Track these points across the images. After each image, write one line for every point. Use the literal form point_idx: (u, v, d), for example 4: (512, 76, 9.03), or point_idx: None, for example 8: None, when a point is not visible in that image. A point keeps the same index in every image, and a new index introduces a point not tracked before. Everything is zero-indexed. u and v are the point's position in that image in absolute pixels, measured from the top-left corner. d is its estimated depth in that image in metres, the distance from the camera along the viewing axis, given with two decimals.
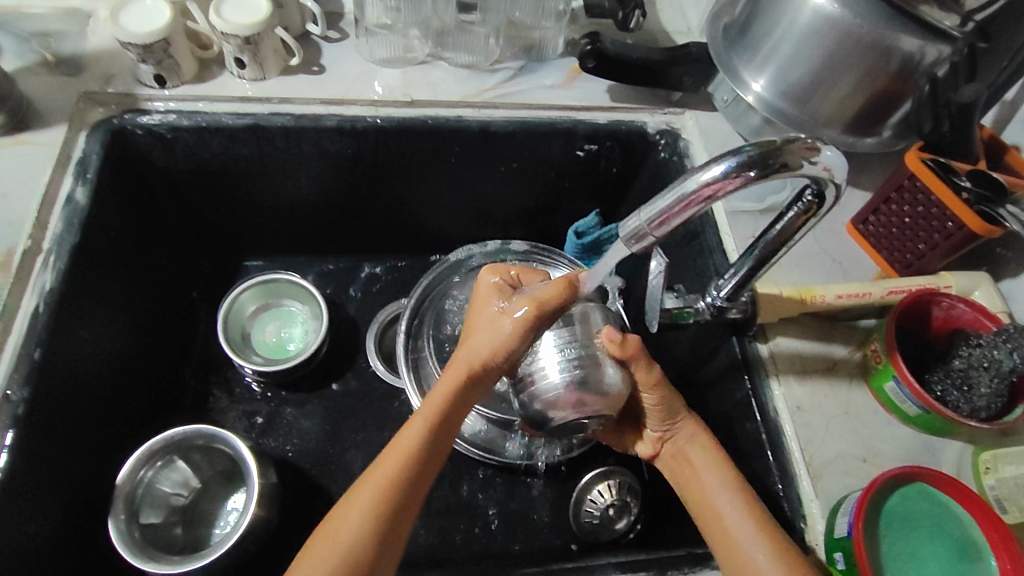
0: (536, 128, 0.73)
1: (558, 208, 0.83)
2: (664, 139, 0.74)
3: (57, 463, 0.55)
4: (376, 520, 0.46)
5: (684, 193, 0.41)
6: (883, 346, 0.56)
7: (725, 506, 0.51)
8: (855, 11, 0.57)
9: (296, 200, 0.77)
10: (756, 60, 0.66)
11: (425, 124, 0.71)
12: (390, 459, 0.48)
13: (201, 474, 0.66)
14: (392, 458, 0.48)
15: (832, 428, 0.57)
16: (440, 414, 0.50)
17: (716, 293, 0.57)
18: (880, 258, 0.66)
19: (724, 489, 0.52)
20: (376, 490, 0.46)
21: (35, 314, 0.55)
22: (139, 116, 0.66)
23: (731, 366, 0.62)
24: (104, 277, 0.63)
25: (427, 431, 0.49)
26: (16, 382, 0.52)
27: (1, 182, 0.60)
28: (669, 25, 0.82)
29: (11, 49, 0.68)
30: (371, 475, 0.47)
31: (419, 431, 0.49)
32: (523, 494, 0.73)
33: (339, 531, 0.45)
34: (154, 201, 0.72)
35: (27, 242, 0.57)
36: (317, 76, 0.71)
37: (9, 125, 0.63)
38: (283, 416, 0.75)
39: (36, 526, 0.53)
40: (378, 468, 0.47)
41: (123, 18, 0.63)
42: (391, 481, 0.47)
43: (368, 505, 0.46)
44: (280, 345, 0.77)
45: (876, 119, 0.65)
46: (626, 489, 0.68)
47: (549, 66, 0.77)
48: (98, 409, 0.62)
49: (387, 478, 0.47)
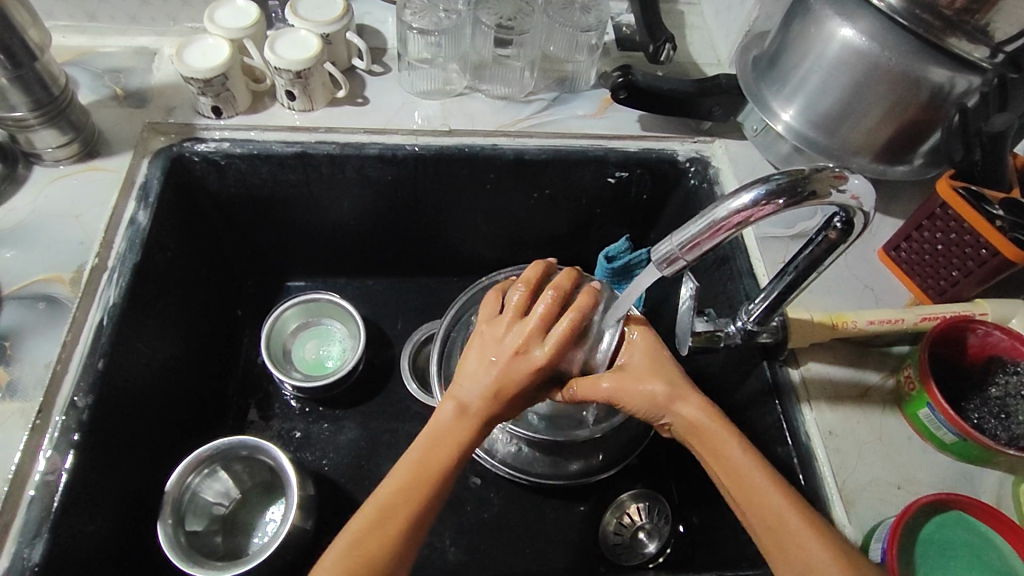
0: (569, 156, 0.75)
1: (590, 232, 0.85)
2: (693, 166, 0.76)
3: (114, 468, 0.58)
4: (403, 518, 0.46)
5: (713, 220, 0.41)
6: (917, 372, 0.56)
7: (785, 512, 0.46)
8: (882, 44, 0.59)
9: (338, 224, 0.81)
10: (785, 91, 0.68)
11: (462, 151, 0.74)
12: (420, 468, 0.48)
13: (242, 485, 0.69)
14: (408, 482, 0.47)
15: (865, 453, 0.57)
16: (453, 441, 0.50)
17: (746, 318, 0.58)
18: (912, 285, 0.66)
19: (773, 489, 0.47)
20: (407, 512, 0.46)
21: (100, 326, 0.59)
22: (197, 145, 0.71)
23: (762, 390, 0.62)
24: (160, 293, 0.67)
25: (451, 449, 0.49)
26: (83, 389, 0.55)
27: (72, 205, 0.65)
28: (698, 57, 0.85)
29: (85, 84, 0.74)
30: (398, 494, 0.47)
31: (434, 449, 0.49)
32: (551, 513, 0.73)
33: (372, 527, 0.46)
34: (207, 223, 0.76)
35: (94, 260, 0.62)
36: (362, 107, 0.75)
37: (82, 153, 0.68)
38: (321, 431, 0.77)
39: (92, 527, 0.55)
40: (405, 496, 0.47)
41: (186, 54, 0.67)
42: (424, 487, 0.47)
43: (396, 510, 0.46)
44: (319, 362, 0.80)
45: (906, 148, 0.66)
46: (656, 513, 0.72)
47: (581, 97, 0.80)
48: (151, 418, 0.65)
49: (421, 486, 0.47)
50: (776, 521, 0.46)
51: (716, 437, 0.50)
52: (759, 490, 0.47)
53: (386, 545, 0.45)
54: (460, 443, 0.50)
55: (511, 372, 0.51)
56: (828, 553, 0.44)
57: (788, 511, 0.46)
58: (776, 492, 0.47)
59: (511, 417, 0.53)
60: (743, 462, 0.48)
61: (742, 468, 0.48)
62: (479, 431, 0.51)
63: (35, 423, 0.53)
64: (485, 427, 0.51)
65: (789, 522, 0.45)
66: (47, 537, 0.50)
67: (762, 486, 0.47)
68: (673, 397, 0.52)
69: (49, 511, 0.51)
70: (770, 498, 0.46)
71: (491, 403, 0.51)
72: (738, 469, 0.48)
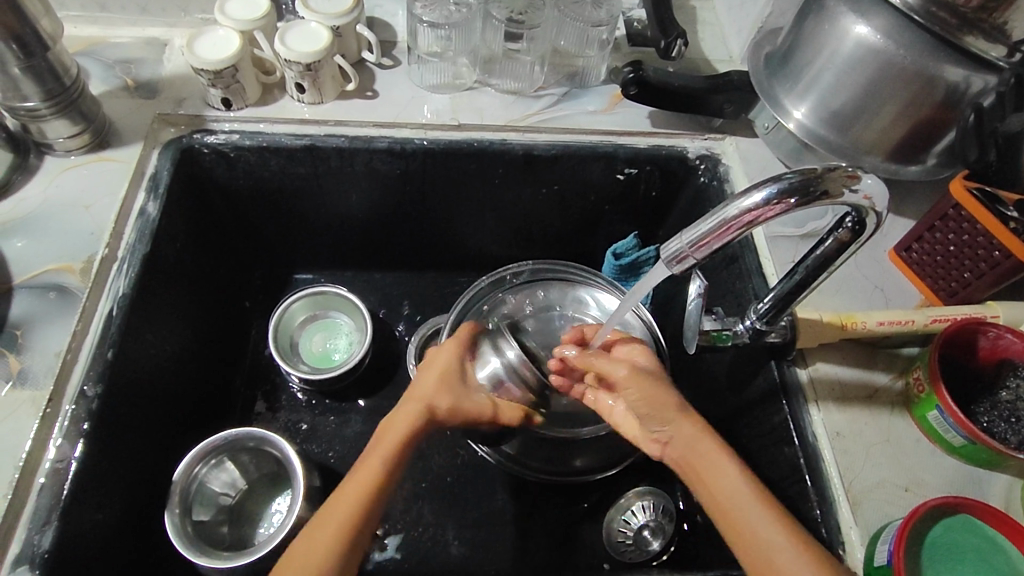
0: (578, 152, 0.75)
1: (597, 229, 0.85)
2: (703, 164, 0.76)
3: (122, 457, 0.59)
4: (349, 512, 0.47)
5: (724, 218, 0.41)
6: (927, 375, 0.56)
7: (759, 522, 0.44)
8: (898, 42, 0.59)
9: (346, 216, 0.81)
10: (798, 88, 0.68)
11: (471, 145, 0.74)
12: (361, 466, 0.50)
13: (248, 475, 0.69)
14: (353, 479, 0.49)
15: (873, 455, 0.56)
16: (391, 430, 0.53)
17: (755, 317, 0.57)
18: (923, 287, 0.65)
19: (750, 499, 0.45)
20: (351, 505, 0.47)
21: (109, 316, 0.59)
22: (207, 136, 0.71)
23: (768, 390, 0.62)
24: (168, 284, 0.67)
25: (388, 440, 0.52)
26: (92, 379, 0.56)
27: (83, 195, 0.65)
28: (709, 53, 0.84)
29: (96, 74, 0.74)
30: (340, 493, 0.48)
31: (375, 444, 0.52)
32: (556, 509, 0.73)
33: (320, 531, 0.46)
34: (215, 214, 0.76)
35: (104, 250, 0.62)
36: (371, 101, 0.75)
37: (93, 143, 0.68)
38: (327, 424, 0.78)
39: (101, 515, 0.56)
40: (349, 492, 0.48)
41: (197, 45, 0.68)
42: (369, 479, 0.49)
43: (340, 508, 0.47)
44: (326, 355, 0.80)
45: (919, 147, 0.65)
46: (660, 510, 0.70)
47: (592, 92, 0.79)
48: (157, 409, 0.65)
49: (364, 480, 0.49)
50: (752, 531, 0.44)
51: (696, 449, 0.49)
52: (746, 512, 0.45)
53: (331, 541, 0.46)
54: (398, 428, 0.53)
55: (429, 368, 0.60)
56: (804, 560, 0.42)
57: (763, 522, 0.44)
58: (754, 503, 0.45)
59: (449, 400, 0.57)
60: (725, 474, 0.47)
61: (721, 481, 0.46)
62: (417, 419, 0.54)
63: (45, 411, 0.53)
64: (423, 408, 0.55)
65: (761, 530, 0.44)
66: (56, 524, 0.50)
67: (753, 513, 0.45)
68: (666, 411, 0.51)
69: (58, 499, 0.51)
70: (761, 524, 0.44)
71: (420, 389, 0.57)
72: (718, 478, 0.47)
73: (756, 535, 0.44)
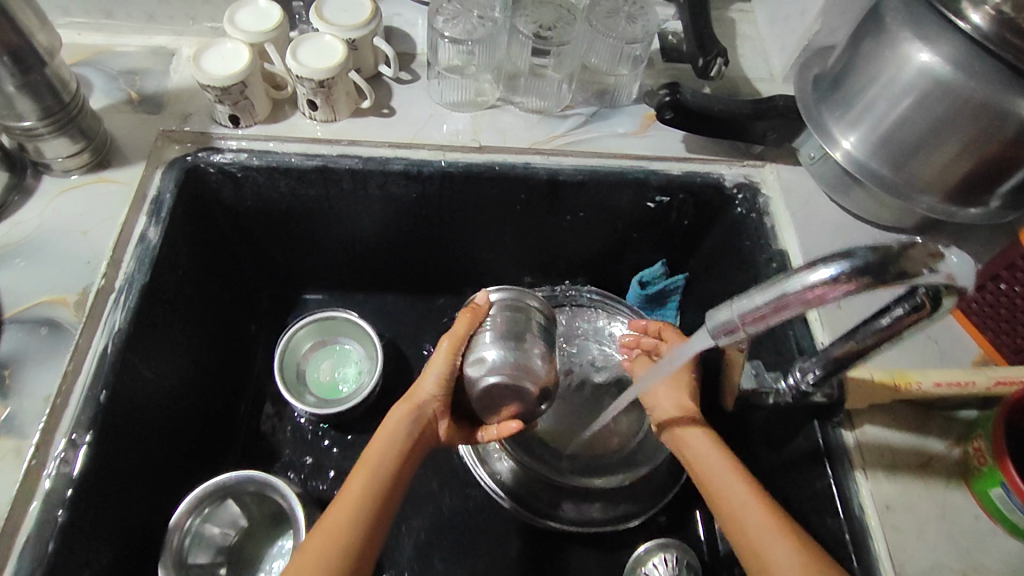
0: (606, 178, 0.70)
1: (623, 257, 0.80)
2: (741, 193, 0.70)
3: (115, 504, 0.56)
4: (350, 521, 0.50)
5: (782, 293, 0.36)
6: (990, 446, 0.51)
7: (753, 527, 0.48)
8: (969, 75, 0.53)
9: (359, 238, 0.77)
10: (849, 117, 0.62)
11: (492, 169, 0.69)
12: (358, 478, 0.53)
13: (250, 515, 0.66)
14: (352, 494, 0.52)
15: (926, 533, 0.51)
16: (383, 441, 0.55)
17: (800, 377, 0.52)
18: (984, 340, 0.60)
19: (745, 504, 0.50)
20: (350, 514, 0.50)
21: (104, 354, 0.55)
22: (213, 155, 0.67)
23: (810, 451, 0.57)
24: (168, 315, 0.63)
25: (379, 452, 0.54)
26: (83, 426, 0.52)
27: (80, 219, 0.62)
28: (750, 71, 0.78)
29: (99, 86, 0.70)
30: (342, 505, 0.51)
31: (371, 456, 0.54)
32: (572, 560, 0.69)
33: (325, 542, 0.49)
34: (221, 236, 0.72)
35: (100, 281, 0.58)
36: (387, 119, 0.71)
37: (93, 162, 0.64)
38: (333, 457, 0.74)
39: (90, 569, 0.53)
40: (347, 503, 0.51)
41: (204, 59, 0.63)
42: (364, 495, 0.52)
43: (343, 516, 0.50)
44: (333, 384, 0.77)
45: (985, 188, 0.59)
46: (684, 566, 0.65)
47: (622, 113, 0.74)
48: (153, 448, 0.61)
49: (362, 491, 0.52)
50: (743, 532, 0.48)
51: (701, 458, 0.54)
52: (746, 517, 0.49)
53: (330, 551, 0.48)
54: (388, 437, 0.55)
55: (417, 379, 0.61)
56: (794, 560, 0.46)
57: (758, 526, 0.48)
58: (750, 508, 0.49)
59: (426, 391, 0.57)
60: (726, 480, 0.52)
61: (721, 487, 0.51)
62: (407, 417, 0.55)
63: (32, 459, 0.50)
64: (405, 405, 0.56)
65: (755, 535, 0.48)
66: None
67: (736, 494, 0.50)
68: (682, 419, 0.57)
69: (43, 557, 0.48)
70: (765, 539, 0.47)
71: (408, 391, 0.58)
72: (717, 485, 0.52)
73: (750, 539, 0.48)
